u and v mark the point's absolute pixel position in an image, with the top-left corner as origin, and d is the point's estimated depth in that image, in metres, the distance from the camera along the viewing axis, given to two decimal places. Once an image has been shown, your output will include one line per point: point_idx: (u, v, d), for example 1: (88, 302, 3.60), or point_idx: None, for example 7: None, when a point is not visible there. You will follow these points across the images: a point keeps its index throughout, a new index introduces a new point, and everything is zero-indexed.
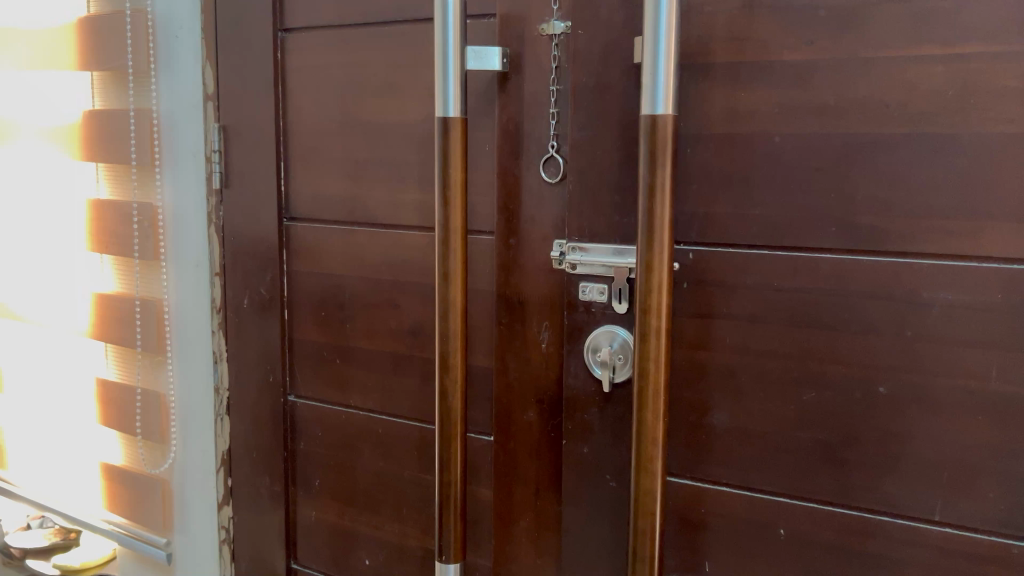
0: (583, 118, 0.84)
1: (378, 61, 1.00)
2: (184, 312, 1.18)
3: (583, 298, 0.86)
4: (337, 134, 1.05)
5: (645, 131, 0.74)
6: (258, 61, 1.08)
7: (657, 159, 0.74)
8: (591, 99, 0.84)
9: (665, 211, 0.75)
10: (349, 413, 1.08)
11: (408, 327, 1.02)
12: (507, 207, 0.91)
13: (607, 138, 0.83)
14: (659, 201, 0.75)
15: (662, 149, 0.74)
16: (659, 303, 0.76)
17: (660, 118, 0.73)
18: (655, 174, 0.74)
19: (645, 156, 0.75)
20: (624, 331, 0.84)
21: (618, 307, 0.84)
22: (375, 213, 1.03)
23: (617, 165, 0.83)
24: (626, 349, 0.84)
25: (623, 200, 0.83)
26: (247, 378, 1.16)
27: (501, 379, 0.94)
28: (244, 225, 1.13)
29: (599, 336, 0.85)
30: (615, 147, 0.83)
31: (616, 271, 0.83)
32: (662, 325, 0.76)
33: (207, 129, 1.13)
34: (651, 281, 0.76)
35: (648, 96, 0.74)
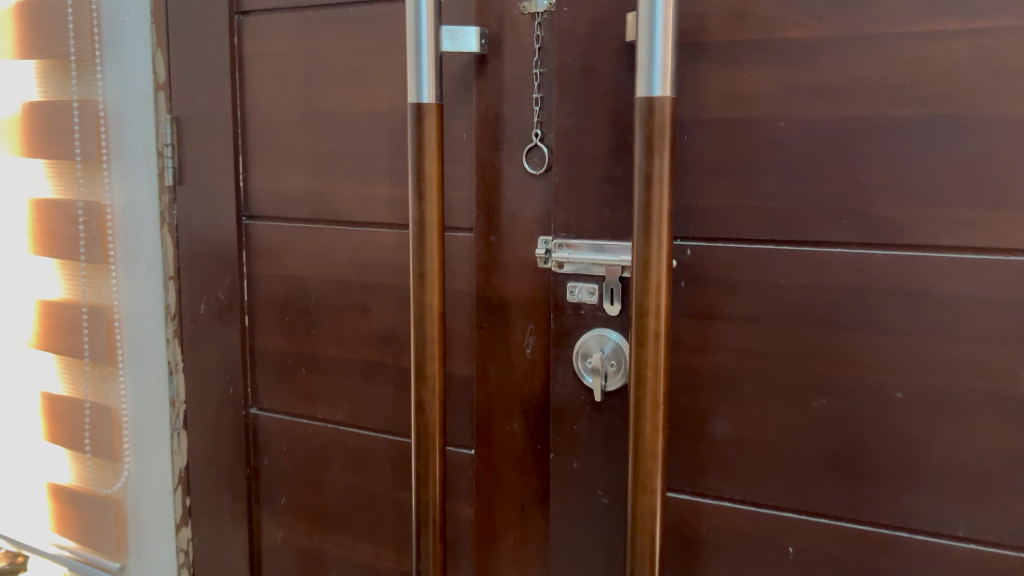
0: (570, 102, 0.77)
1: (344, 45, 0.92)
2: (137, 320, 1.08)
3: (572, 299, 0.80)
4: (300, 125, 0.97)
5: (641, 116, 0.68)
6: (213, 48, 1.00)
7: (655, 147, 0.68)
8: (577, 82, 0.77)
9: (664, 205, 0.68)
10: (316, 426, 1.00)
11: (380, 332, 0.94)
12: (487, 202, 0.84)
13: (595, 124, 0.76)
14: (657, 193, 0.68)
15: (660, 136, 0.67)
16: (657, 305, 0.69)
17: (657, 100, 0.67)
18: (652, 162, 0.68)
19: (641, 143, 0.68)
20: (616, 335, 0.78)
21: (610, 308, 0.78)
22: (342, 210, 0.95)
23: (607, 155, 0.76)
24: (619, 354, 0.77)
25: (614, 192, 0.76)
26: (206, 389, 1.07)
27: (482, 388, 0.87)
28: (200, 223, 1.04)
29: (589, 340, 0.78)
30: (604, 134, 0.76)
31: (608, 268, 0.77)
32: (661, 329, 0.69)
33: (158, 121, 1.05)
34: (649, 281, 0.69)
35: (644, 78, 0.67)
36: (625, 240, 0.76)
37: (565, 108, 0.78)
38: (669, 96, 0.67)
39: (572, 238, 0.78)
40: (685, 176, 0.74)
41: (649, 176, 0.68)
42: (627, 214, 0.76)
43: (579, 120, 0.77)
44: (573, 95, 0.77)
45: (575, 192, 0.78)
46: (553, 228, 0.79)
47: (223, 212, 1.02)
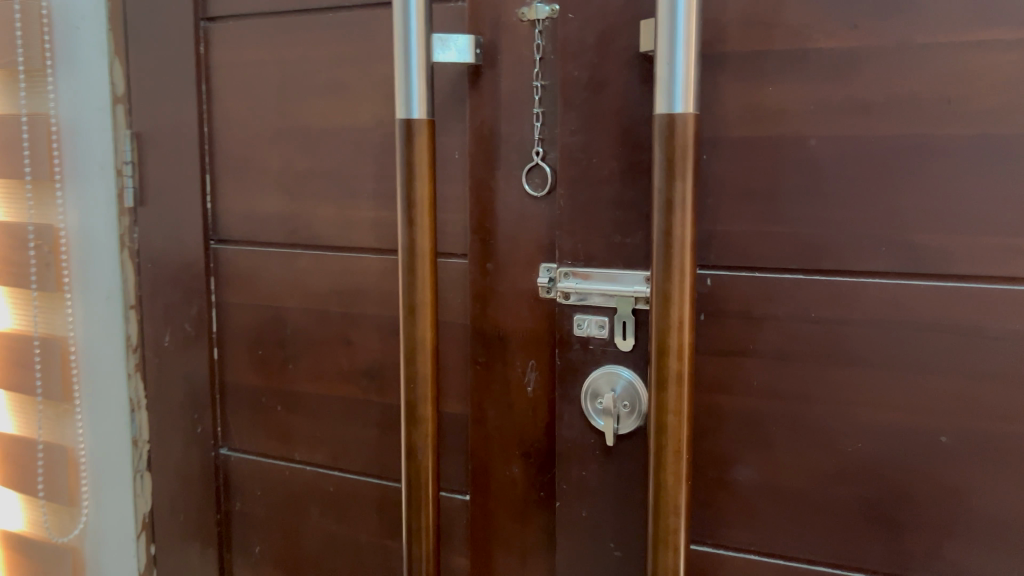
0: (576, 118, 0.71)
1: (322, 55, 0.84)
2: (94, 354, 0.99)
3: (579, 333, 0.73)
4: (274, 141, 0.89)
5: (661, 134, 0.61)
6: (178, 57, 0.92)
7: (676, 169, 0.61)
8: (583, 96, 0.70)
9: (687, 232, 0.62)
10: (293, 468, 0.92)
11: (364, 367, 0.87)
12: (482, 226, 0.77)
13: (604, 142, 0.70)
14: (679, 220, 0.61)
15: (682, 158, 0.61)
16: (679, 344, 0.62)
17: (680, 118, 0.60)
18: (673, 185, 0.61)
19: (661, 165, 0.62)
20: (629, 372, 0.71)
21: (623, 343, 0.71)
22: (321, 235, 0.87)
23: (617, 176, 0.70)
24: (633, 395, 0.71)
25: (626, 216, 0.70)
26: (172, 427, 0.98)
27: (478, 428, 0.79)
28: (164, 248, 0.96)
29: (598, 379, 0.71)
30: (614, 153, 0.70)
31: (620, 300, 0.70)
32: (684, 370, 0.63)
33: (116, 137, 0.97)
34: (670, 318, 0.62)
35: (664, 93, 0.61)
36: (638, 268, 0.70)
37: (570, 125, 0.71)
38: (693, 113, 0.61)
39: (579, 266, 0.72)
40: (705, 199, 0.68)
41: (670, 202, 0.62)
42: (640, 241, 0.69)
43: (587, 138, 0.70)
44: (580, 111, 0.70)
45: (583, 217, 0.71)
46: (558, 256, 0.73)
47: (189, 236, 0.94)
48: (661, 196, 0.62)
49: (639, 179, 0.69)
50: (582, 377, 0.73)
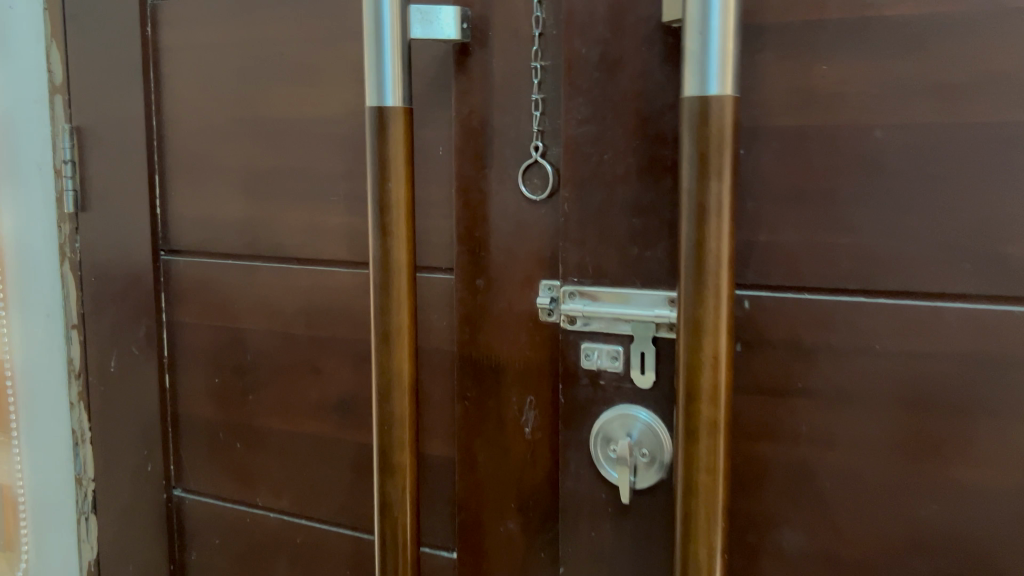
0: (584, 104, 0.58)
1: (285, 35, 0.72)
2: (33, 379, 0.86)
3: (588, 365, 0.61)
4: (231, 136, 0.76)
5: (691, 122, 0.49)
6: (122, 40, 0.79)
7: (710, 166, 0.49)
8: (594, 78, 0.58)
9: (725, 243, 0.49)
10: (256, 515, 0.80)
11: (335, 401, 0.74)
12: (471, 236, 0.65)
13: (618, 135, 0.57)
14: (714, 228, 0.49)
15: (717, 152, 0.48)
16: (713, 385, 0.50)
17: (714, 103, 0.48)
18: (707, 186, 0.49)
19: (690, 161, 0.49)
20: (646, 413, 0.59)
21: (640, 379, 0.59)
22: (285, 245, 0.75)
23: (634, 176, 0.57)
24: (652, 441, 0.58)
25: (645, 224, 0.58)
26: (118, 465, 0.86)
27: (467, 474, 0.67)
28: (107, 260, 0.83)
29: (611, 423, 0.59)
30: (630, 148, 0.57)
31: (637, 326, 0.58)
32: (719, 417, 0.50)
33: (55, 132, 0.84)
34: (703, 352, 0.50)
35: (694, 69, 0.48)
36: (659, 287, 0.58)
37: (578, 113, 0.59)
38: (732, 95, 0.48)
39: (586, 284, 0.60)
40: (742, 203, 0.56)
41: (701, 206, 0.49)
42: (662, 255, 0.57)
43: (597, 128, 0.58)
44: (588, 97, 0.58)
45: (593, 224, 0.59)
46: (562, 272, 0.60)
47: (135, 246, 0.81)
48: (690, 199, 0.49)
49: (661, 180, 0.57)
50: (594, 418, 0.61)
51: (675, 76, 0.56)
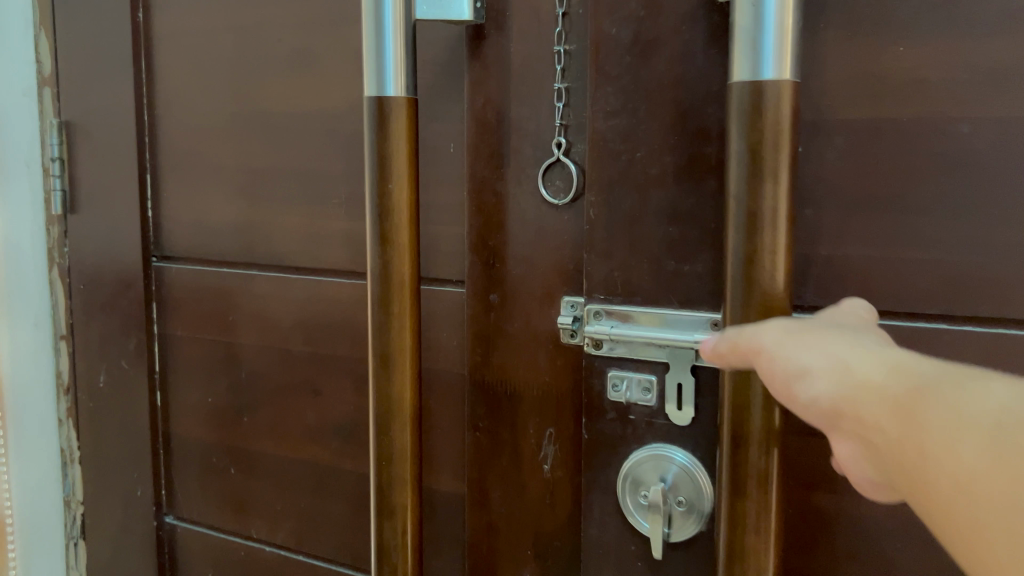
0: (613, 94, 0.50)
1: (284, 20, 0.65)
2: (21, 392, 0.80)
3: (615, 397, 0.53)
4: (225, 132, 0.70)
5: (741, 112, 0.40)
6: (112, 27, 0.73)
7: (765, 166, 0.40)
8: (626, 63, 0.49)
9: (782, 259, 0.41)
10: (250, 548, 0.73)
11: (335, 426, 0.67)
12: (485, 245, 0.57)
13: (653, 130, 0.49)
14: (769, 241, 0.41)
15: (774, 150, 0.40)
16: (765, 428, 0.41)
17: (769, 89, 0.39)
18: (760, 190, 0.40)
19: (739, 159, 0.41)
20: (683, 454, 0.50)
21: (676, 414, 0.51)
22: (283, 253, 0.68)
23: (672, 177, 0.49)
24: (691, 488, 0.50)
25: (685, 235, 0.49)
26: (108, 487, 0.80)
27: (478, 515, 0.59)
28: (95, 266, 0.77)
29: (642, 464, 0.51)
30: (667, 145, 0.49)
31: (673, 353, 0.50)
32: (772, 466, 0.42)
33: (43, 127, 0.78)
34: (753, 391, 0.41)
35: (744, 47, 0.40)
36: (702, 310, 0.49)
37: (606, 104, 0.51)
38: (791, 81, 0.40)
39: (612, 303, 0.52)
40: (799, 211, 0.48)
41: (753, 216, 0.41)
42: (704, 271, 0.49)
43: (628, 122, 0.50)
44: (619, 85, 0.50)
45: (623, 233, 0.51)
46: (586, 288, 0.52)
47: (125, 251, 0.75)
48: (739, 206, 0.41)
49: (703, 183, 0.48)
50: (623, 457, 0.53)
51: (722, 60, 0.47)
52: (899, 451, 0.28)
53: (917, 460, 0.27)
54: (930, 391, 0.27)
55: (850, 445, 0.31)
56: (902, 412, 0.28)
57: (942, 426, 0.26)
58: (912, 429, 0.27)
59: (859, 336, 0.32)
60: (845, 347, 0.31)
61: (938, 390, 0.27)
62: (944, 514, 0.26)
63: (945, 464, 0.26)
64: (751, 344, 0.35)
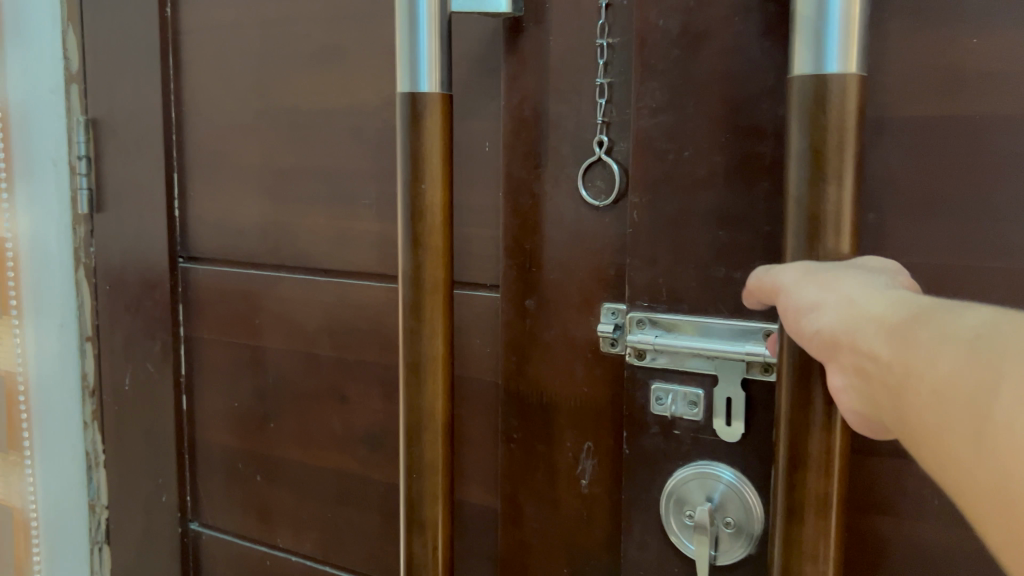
0: (659, 89, 0.47)
1: (313, 14, 0.63)
2: (47, 394, 0.79)
3: (659, 410, 0.49)
4: (252, 130, 0.68)
5: (804, 107, 0.37)
6: (139, 22, 0.71)
7: (827, 167, 0.37)
8: (673, 57, 0.47)
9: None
10: (275, 558, 0.71)
11: (363, 434, 0.65)
12: (521, 248, 0.54)
13: (702, 128, 0.46)
14: (831, 248, 0.37)
15: (838, 149, 0.37)
16: (824, 451, 0.38)
17: (834, 83, 0.36)
18: (822, 192, 0.37)
19: (800, 160, 0.38)
20: (731, 472, 0.48)
21: (724, 430, 0.47)
22: (310, 255, 0.66)
23: (722, 177, 0.46)
24: (739, 508, 0.47)
25: (735, 239, 0.46)
26: (132, 493, 0.78)
27: (512, 530, 0.57)
28: (121, 267, 0.75)
29: (688, 483, 0.48)
30: (717, 144, 0.46)
31: (723, 365, 0.47)
32: (831, 492, 0.39)
33: (70, 125, 0.76)
34: (814, 409, 0.38)
35: (805, 38, 0.37)
36: (755, 318, 0.46)
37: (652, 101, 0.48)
38: (857, 75, 0.37)
39: (657, 312, 0.48)
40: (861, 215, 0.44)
41: (814, 221, 0.37)
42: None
43: (674, 119, 0.47)
44: (665, 80, 0.47)
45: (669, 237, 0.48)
46: (629, 295, 0.50)
47: (151, 252, 0.73)
48: (799, 210, 0.38)
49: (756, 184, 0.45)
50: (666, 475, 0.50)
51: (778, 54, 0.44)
52: (888, 371, 0.30)
53: (904, 378, 0.29)
54: (921, 318, 0.30)
55: (845, 373, 0.33)
56: (894, 336, 0.30)
57: (926, 346, 0.29)
58: (901, 351, 0.30)
59: (866, 275, 0.34)
60: (853, 281, 0.34)
61: (931, 320, 0.29)
62: (919, 425, 0.28)
63: (927, 375, 0.28)
64: (768, 280, 0.38)
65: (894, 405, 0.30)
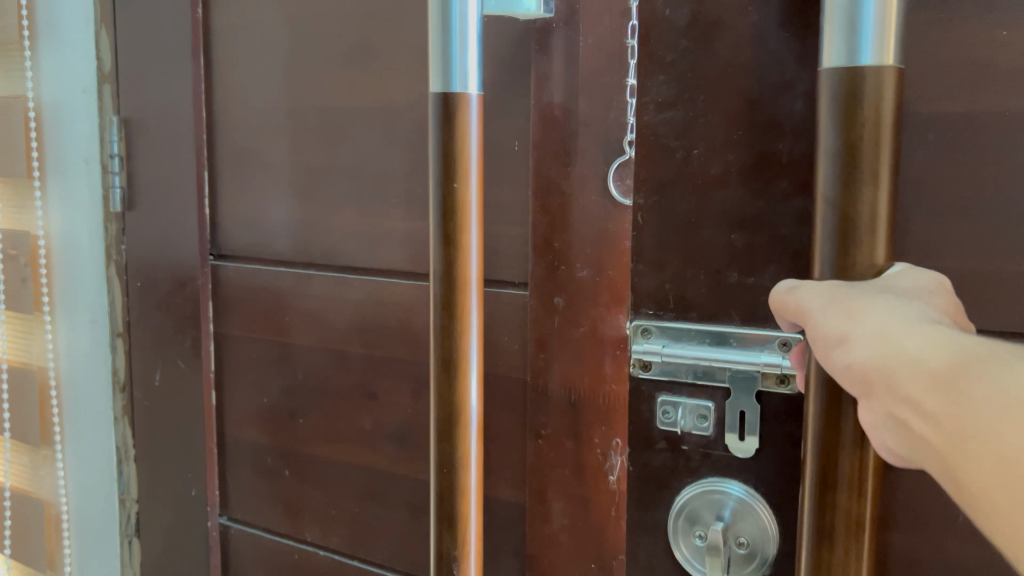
0: (666, 84, 0.49)
1: (344, 15, 0.64)
2: (82, 387, 0.81)
3: (667, 425, 0.51)
4: (282, 129, 0.68)
5: (837, 96, 0.36)
6: (172, 22, 0.72)
7: (861, 162, 0.36)
8: (681, 49, 0.49)
9: (878, 263, 0.36)
10: (304, 552, 0.72)
11: (391, 431, 0.65)
12: (549, 247, 0.55)
13: (714, 127, 0.48)
14: (868, 244, 0.36)
15: (877, 143, 0.36)
16: (853, 473, 0.37)
17: (872, 75, 0.35)
18: (855, 183, 0.36)
19: (830, 155, 0.37)
20: (739, 487, 0.49)
21: (732, 442, 0.49)
22: (340, 253, 0.66)
23: (730, 177, 0.48)
24: (750, 525, 0.48)
25: (749, 241, 0.48)
26: (162, 487, 0.79)
27: (540, 525, 0.57)
28: (153, 265, 0.76)
29: (700, 501, 0.50)
30: (730, 143, 0.48)
31: (730, 374, 0.49)
32: (864, 515, 0.37)
33: (102, 124, 0.78)
34: (843, 432, 0.37)
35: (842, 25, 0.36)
36: (765, 327, 0.48)
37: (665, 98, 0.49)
38: (896, 67, 0.36)
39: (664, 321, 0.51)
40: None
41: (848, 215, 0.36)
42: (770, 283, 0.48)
43: (684, 115, 0.49)
44: (672, 75, 0.49)
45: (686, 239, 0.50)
46: (633, 302, 0.52)
47: (182, 250, 0.74)
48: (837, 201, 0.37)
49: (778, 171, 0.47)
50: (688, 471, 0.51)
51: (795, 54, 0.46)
52: (935, 424, 0.28)
53: (954, 435, 0.27)
54: (969, 366, 0.27)
55: (880, 413, 0.31)
56: (935, 383, 0.28)
57: (979, 404, 0.26)
58: (950, 404, 0.27)
59: (899, 306, 0.32)
60: (888, 314, 0.31)
61: (980, 369, 0.27)
62: (975, 492, 0.26)
63: (982, 436, 0.25)
64: (793, 307, 0.36)
65: (935, 458, 0.28)
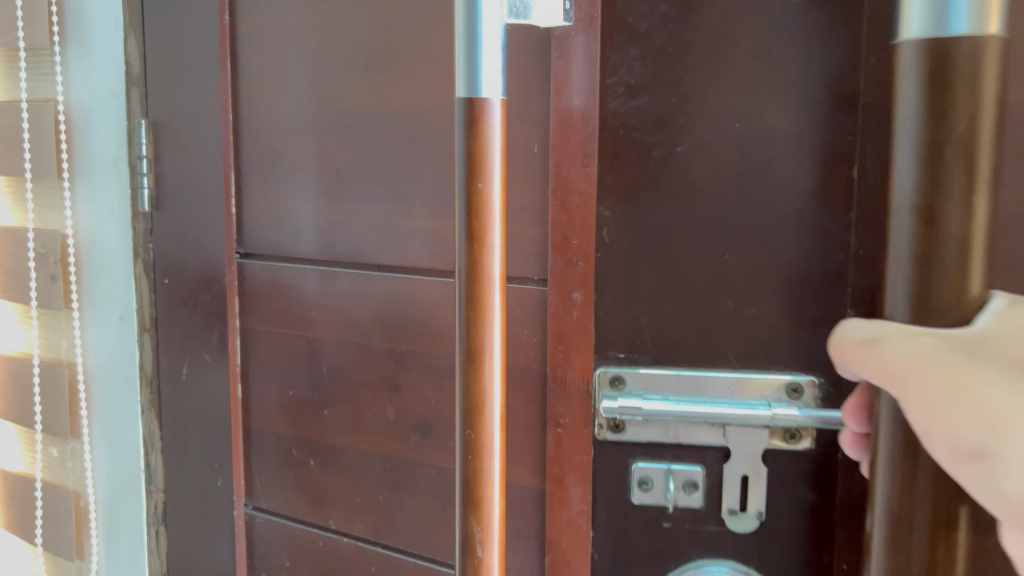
0: (639, 62, 0.55)
1: (368, 22, 0.67)
2: (108, 381, 0.84)
3: (640, 497, 0.58)
4: (308, 132, 0.71)
5: (930, 75, 0.33)
6: (198, 28, 0.75)
7: (957, 157, 0.33)
8: (661, 19, 0.55)
9: (971, 297, 0.34)
10: (328, 539, 0.75)
11: (414, 421, 0.68)
12: (567, 244, 0.58)
13: (693, 121, 0.55)
14: (956, 264, 0.33)
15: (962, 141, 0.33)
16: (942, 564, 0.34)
17: (964, 47, 0.32)
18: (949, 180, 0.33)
19: (914, 157, 0.34)
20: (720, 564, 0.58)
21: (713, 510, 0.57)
22: (364, 251, 0.69)
23: (707, 179, 0.55)
24: None
25: (740, 260, 0.55)
26: (188, 478, 0.82)
27: (560, 511, 0.60)
28: (178, 263, 0.79)
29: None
30: (709, 144, 0.55)
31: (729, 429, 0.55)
32: None
33: (130, 126, 0.80)
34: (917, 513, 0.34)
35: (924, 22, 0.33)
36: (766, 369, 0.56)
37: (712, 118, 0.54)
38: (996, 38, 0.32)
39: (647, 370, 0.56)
40: (845, 235, 0.53)
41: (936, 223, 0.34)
42: (764, 304, 0.55)
43: (659, 105, 0.55)
44: (647, 50, 0.55)
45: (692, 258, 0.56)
46: (603, 348, 0.58)
47: (209, 249, 0.77)
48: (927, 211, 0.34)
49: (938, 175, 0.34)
50: (675, 531, 0.58)
51: (774, 87, 0.53)
52: None
53: None
54: None
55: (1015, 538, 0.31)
56: None
57: None
58: None
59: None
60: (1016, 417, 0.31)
61: None
62: None
63: None
64: (856, 344, 0.36)
65: None
